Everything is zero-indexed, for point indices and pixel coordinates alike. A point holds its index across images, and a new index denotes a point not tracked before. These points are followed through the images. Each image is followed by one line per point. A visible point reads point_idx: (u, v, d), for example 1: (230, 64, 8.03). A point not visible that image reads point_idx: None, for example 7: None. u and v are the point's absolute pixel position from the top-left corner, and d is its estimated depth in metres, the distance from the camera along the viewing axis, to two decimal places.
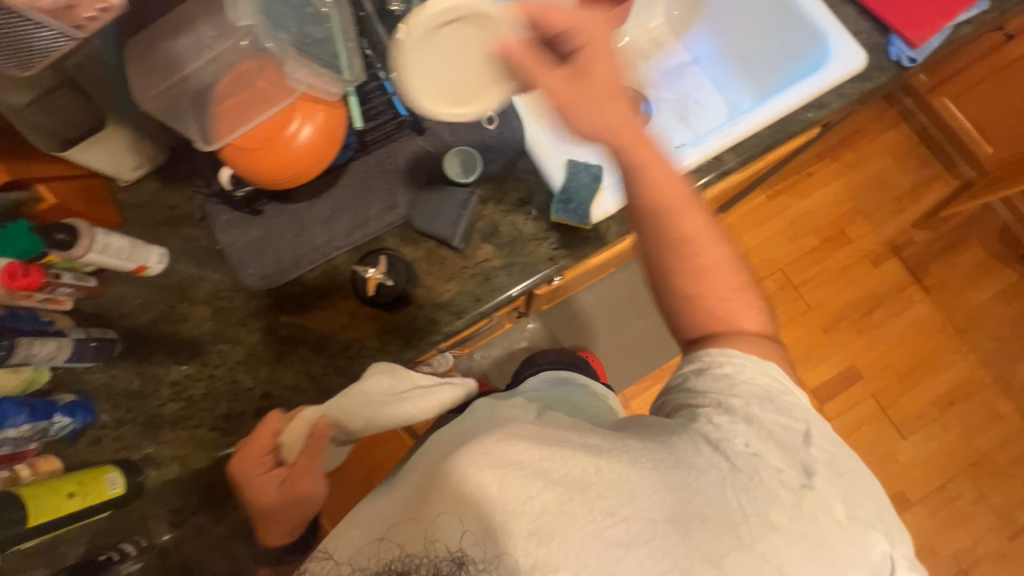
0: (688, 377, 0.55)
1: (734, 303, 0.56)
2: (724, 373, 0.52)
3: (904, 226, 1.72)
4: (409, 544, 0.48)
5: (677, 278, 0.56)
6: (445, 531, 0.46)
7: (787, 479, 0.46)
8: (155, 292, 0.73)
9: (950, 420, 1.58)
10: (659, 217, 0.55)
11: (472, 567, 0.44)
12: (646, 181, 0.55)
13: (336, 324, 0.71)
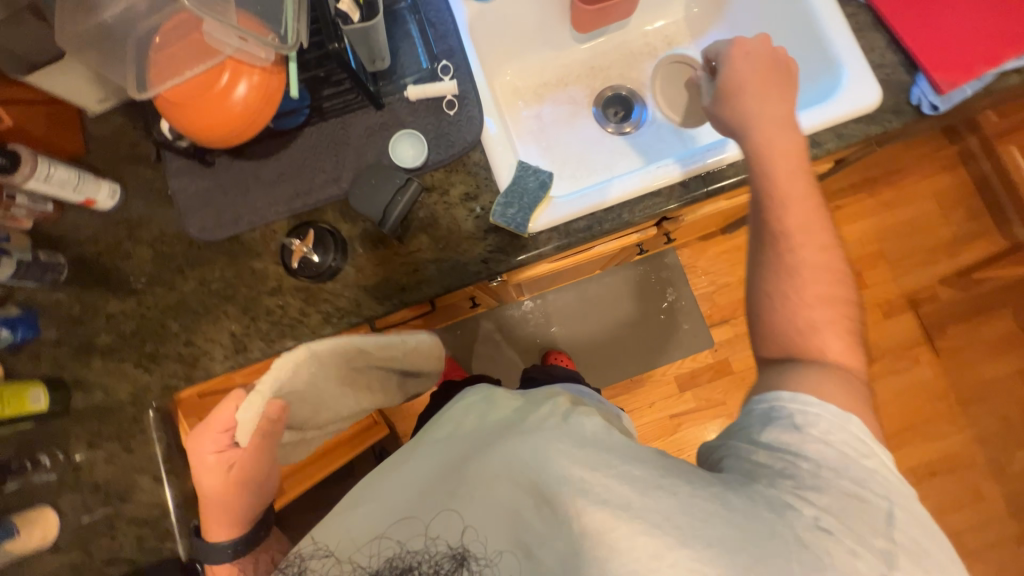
0: (754, 425, 0.55)
1: (826, 335, 0.57)
2: (797, 423, 0.52)
3: (931, 279, 1.58)
4: (409, 540, 0.49)
5: (782, 300, 0.59)
6: (445, 525, 0.49)
7: (864, 564, 0.44)
8: (107, 226, 0.76)
9: (925, 491, 1.50)
10: (793, 241, 0.59)
11: (472, 565, 0.47)
12: (786, 201, 0.60)
13: (264, 287, 0.72)
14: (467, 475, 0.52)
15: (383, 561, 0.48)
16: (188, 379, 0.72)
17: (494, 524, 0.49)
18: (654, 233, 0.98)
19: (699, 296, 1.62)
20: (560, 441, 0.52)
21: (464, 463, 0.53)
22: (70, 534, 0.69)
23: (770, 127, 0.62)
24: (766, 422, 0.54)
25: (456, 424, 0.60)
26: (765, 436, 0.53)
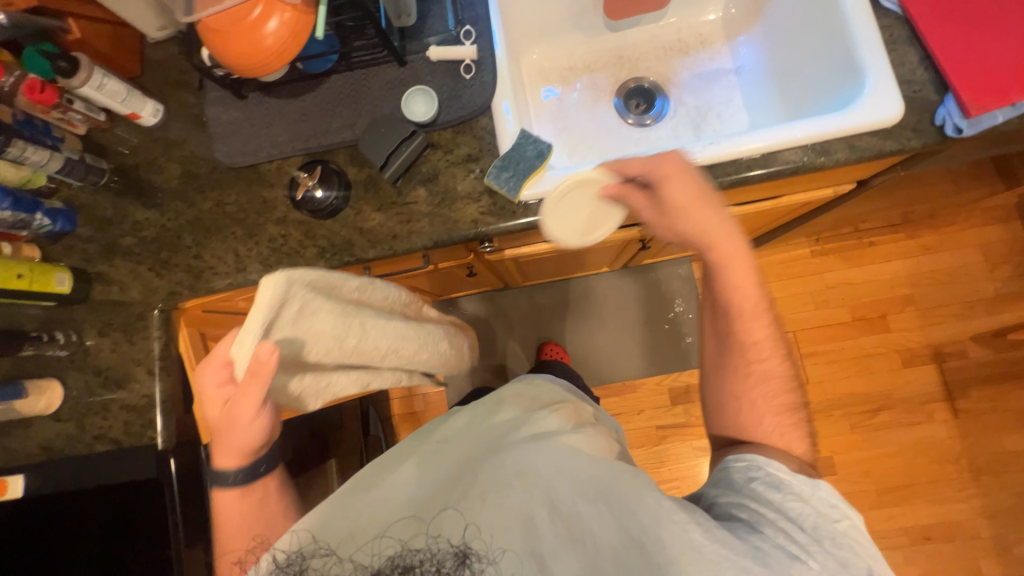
0: (738, 480, 0.60)
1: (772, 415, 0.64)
2: (779, 482, 0.57)
3: (962, 335, 1.48)
4: (411, 540, 0.56)
5: (728, 380, 0.67)
6: (449, 526, 0.57)
7: None
8: (149, 142, 0.84)
9: (917, 555, 1.40)
10: (745, 336, 0.66)
11: (472, 560, 0.54)
12: (742, 304, 0.66)
13: (272, 216, 0.78)
14: (479, 479, 0.61)
15: (384, 560, 0.55)
16: (191, 289, 0.78)
17: (501, 526, 0.56)
18: (656, 230, 0.97)
19: (707, 312, 1.59)
20: (567, 456, 0.63)
21: (473, 470, 0.62)
22: (71, 407, 0.77)
23: (732, 252, 0.65)
24: (749, 481, 0.58)
25: (460, 436, 0.69)
26: (755, 489, 0.57)
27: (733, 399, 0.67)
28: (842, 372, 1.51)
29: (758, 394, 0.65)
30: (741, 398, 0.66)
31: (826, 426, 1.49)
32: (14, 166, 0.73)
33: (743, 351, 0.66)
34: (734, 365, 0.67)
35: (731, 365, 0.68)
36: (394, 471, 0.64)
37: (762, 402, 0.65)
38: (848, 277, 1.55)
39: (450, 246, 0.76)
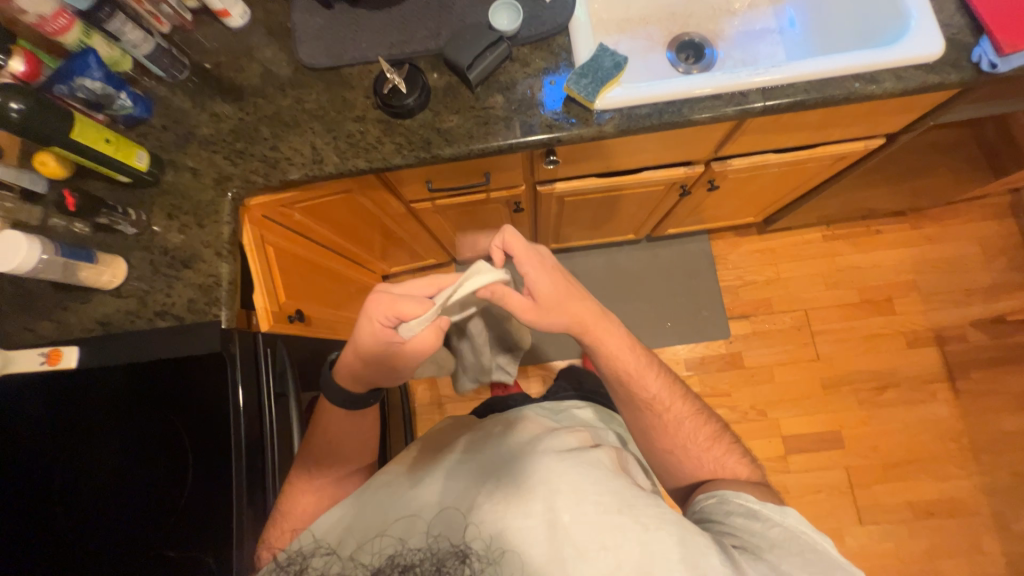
0: (711, 510, 0.68)
1: (709, 451, 0.76)
2: (742, 509, 0.66)
3: (962, 320, 1.57)
4: (410, 539, 0.62)
5: (653, 440, 0.78)
6: (453, 526, 0.62)
7: None
8: (231, 44, 0.87)
9: (919, 528, 1.44)
10: (644, 409, 0.77)
11: (472, 558, 0.59)
12: (631, 379, 0.76)
13: (351, 114, 0.81)
14: (506, 484, 0.65)
15: (386, 558, 0.60)
16: (266, 177, 0.81)
17: (514, 540, 0.59)
18: (699, 174, 1.04)
19: (724, 287, 1.65)
20: (597, 469, 0.67)
21: (483, 485, 0.66)
22: (134, 285, 0.78)
23: (610, 332, 0.75)
24: (727, 513, 0.67)
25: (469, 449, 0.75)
26: (733, 520, 0.66)
27: (672, 452, 0.77)
28: (851, 350, 1.57)
29: (686, 439, 0.77)
30: (676, 450, 0.77)
31: (835, 401, 1.54)
32: (107, 43, 0.77)
33: (650, 411, 0.77)
34: (655, 427, 0.77)
35: (653, 431, 0.78)
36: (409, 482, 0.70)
37: (693, 443, 0.77)
38: (857, 262, 1.64)
39: (523, 151, 0.80)
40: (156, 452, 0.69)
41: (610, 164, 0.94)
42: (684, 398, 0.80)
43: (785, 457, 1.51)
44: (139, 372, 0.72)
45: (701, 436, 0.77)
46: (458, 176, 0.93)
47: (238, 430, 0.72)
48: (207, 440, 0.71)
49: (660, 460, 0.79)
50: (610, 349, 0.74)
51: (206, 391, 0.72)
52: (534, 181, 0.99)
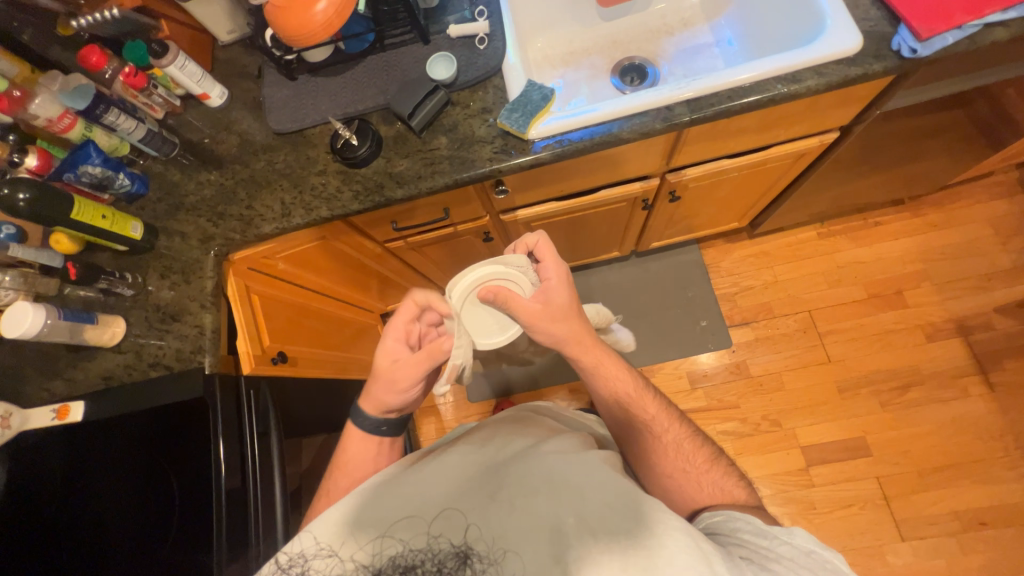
0: (716, 527, 0.61)
1: (708, 473, 0.69)
2: (748, 526, 0.58)
3: (984, 307, 1.47)
4: (410, 540, 0.54)
5: (645, 462, 0.71)
6: (452, 523, 0.54)
7: None
8: (213, 121, 0.99)
9: (972, 541, 1.29)
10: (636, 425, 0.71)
11: (474, 561, 0.52)
12: (620, 390, 0.72)
13: (314, 169, 0.90)
14: (509, 482, 0.57)
15: (387, 560, 0.53)
16: (242, 233, 0.90)
17: (518, 544, 0.52)
18: (657, 187, 1.06)
19: (720, 296, 1.61)
20: (602, 465, 0.59)
21: (489, 477, 0.58)
22: (131, 341, 0.86)
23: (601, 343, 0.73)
24: (734, 530, 0.59)
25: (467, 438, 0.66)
26: (739, 537, 0.58)
27: (670, 475, 0.69)
28: (864, 350, 1.49)
29: (683, 460, 0.70)
30: (674, 472, 0.69)
31: (854, 405, 1.44)
32: (106, 134, 0.89)
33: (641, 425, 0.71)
34: (652, 448, 0.70)
35: (648, 452, 0.70)
36: (407, 472, 0.59)
37: (692, 465, 0.69)
38: (858, 256, 1.58)
39: (469, 184, 0.86)
40: (147, 511, 0.74)
41: (565, 187, 0.99)
42: (677, 416, 0.74)
43: (807, 470, 1.40)
44: (134, 435, 0.78)
45: (699, 458, 0.70)
46: (422, 214, 0.99)
47: (218, 480, 0.75)
48: (190, 494, 0.74)
49: (657, 487, 0.70)
50: (609, 373, 0.72)
51: (189, 445, 0.77)
52: (495, 210, 1.05)
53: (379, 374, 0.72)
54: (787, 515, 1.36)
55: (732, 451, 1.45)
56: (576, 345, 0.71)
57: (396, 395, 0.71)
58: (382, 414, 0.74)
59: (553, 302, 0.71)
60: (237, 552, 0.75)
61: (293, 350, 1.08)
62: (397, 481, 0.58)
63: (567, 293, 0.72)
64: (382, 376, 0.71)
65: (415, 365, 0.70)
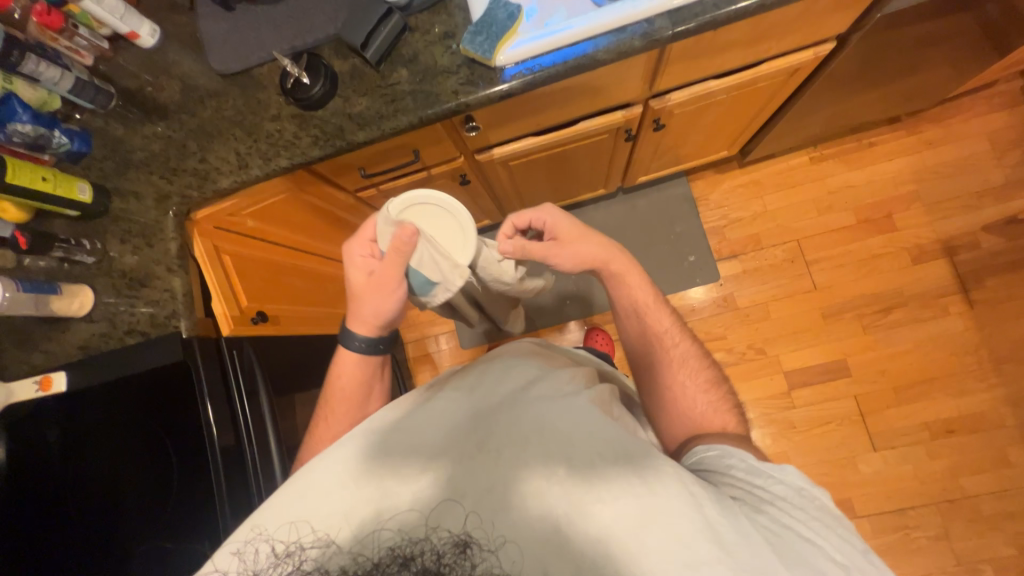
0: (708, 462, 0.58)
1: (706, 399, 0.69)
2: (741, 463, 0.56)
3: (972, 226, 1.46)
4: (402, 527, 0.46)
5: (650, 378, 0.75)
6: (449, 507, 0.47)
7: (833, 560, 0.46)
8: (148, 63, 0.90)
9: (941, 448, 1.36)
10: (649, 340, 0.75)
11: (475, 552, 0.44)
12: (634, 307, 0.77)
13: (267, 114, 0.84)
14: (497, 429, 0.53)
15: (383, 552, 0.43)
16: (199, 189, 0.85)
17: (516, 507, 0.47)
18: (639, 115, 1.00)
19: (709, 229, 1.59)
20: (592, 408, 0.56)
21: (481, 438, 0.52)
22: (103, 308, 0.83)
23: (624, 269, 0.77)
24: (728, 467, 0.56)
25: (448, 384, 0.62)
26: (732, 474, 0.55)
27: (669, 387, 0.71)
28: (850, 276, 1.49)
29: (687, 377, 0.71)
30: (674, 386, 0.71)
31: (836, 329, 1.47)
32: (30, 85, 0.79)
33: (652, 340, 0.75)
34: (659, 358, 0.74)
35: (657, 363, 0.74)
36: (389, 433, 0.54)
37: (694, 384, 0.71)
38: (850, 181, 1.54)
39: (436, 122, 0.80)
40: (152, 470, 0.79)
41: (542, 120, 0.92)
42: (689, 342, 0.76)
43: (789, 393, 1.46)
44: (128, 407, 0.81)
45: (703, 381, 0.71)
46: (390, 158, 0.93)
47: (212, 440, 0.77)
48: (192, 454, 0.78)
49: (655, 398, 0.73)
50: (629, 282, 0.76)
51: (180, 409, 0.80)
52: (469, 151, 0.99)
53: (362, 292, 0.73)
54: (768, 435, 1.44)
55: None
56: (595, 267, 0.76)
57: (387, 299, 0.71)
58: (377, 332, 0.75)
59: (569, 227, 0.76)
60: (241, 509, 0.76)
61: (274, 309, 1.06)
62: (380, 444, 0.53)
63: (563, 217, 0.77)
64: (367, 292, 0.72)
65: (391, 266, 0.68)
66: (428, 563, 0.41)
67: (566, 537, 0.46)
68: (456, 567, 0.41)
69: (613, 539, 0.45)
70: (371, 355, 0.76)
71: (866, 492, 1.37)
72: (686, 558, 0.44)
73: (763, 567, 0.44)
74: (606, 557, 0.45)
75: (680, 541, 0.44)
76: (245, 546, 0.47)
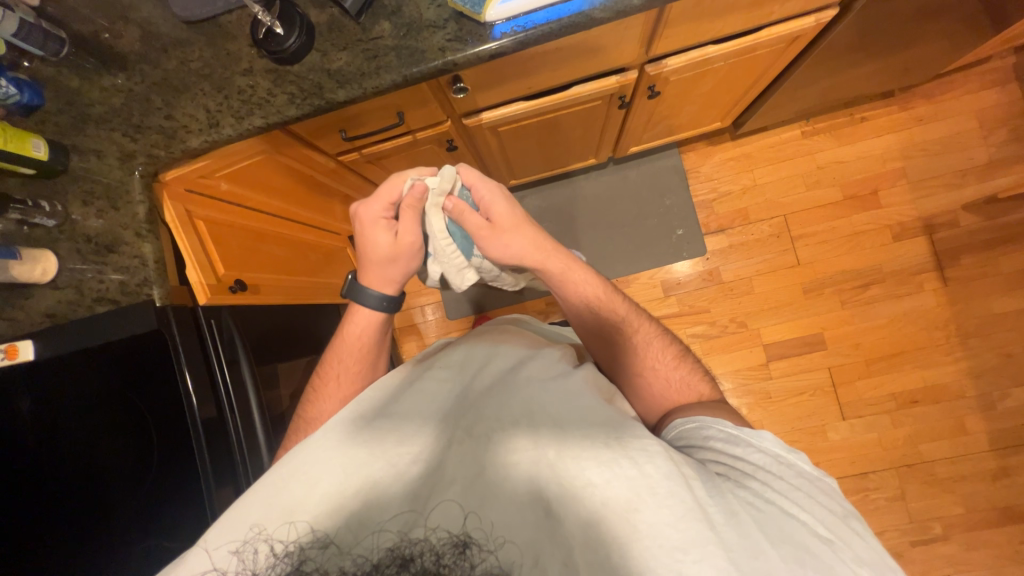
0: (690, 434, 0.60)
1: (674, 372, 0.71)
2: (719, 433, 0.59)
3: (953, 204, 1.49)
4: (397, 523, 0.45)
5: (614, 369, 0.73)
6: (445, 503, 0.47)
7: (810, 527, 0.48)
8: (103, 8, 0.84)
9: (905, 417, 1.44)
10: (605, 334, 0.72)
11: (474, 552, 0.45)
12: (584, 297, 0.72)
13: (238, 69, 0.78)
14: (485, 415, 0.53)
15: (383, 552, 0.44)
16: (167, 149, 0.80)
17: (509, 498, 0.47)
18: (635, 81, 0.96)
19: (698, 203, 1.58)
20: (580, 392, 0.56)
21: (474, 428, 0.52)
22: (69, 275, 0.78)
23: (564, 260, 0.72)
24: (708, 439, 0.58)
25: (435, 363, 0.61)
26: (711, 445, 0.58)
27: (641, 374, 0.71)
28: (833, 251, 1.52)
29: (652, 360, 0.72)
30: (645, 372, 0.71)
31: (816, 304, 1.51)
32: None
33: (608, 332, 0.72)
34: (621, 351, 0.72)
35: (620, 359, 0.72)
36: (376, 420, 0.53)
37: (661, 363, 0.72)
38: (839, 156, 1.54)
39: (421, 81, 0.75)
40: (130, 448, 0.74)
41: (533, 83, 0.88)
42: (643, 317, 0.75)
43: (767, 365, 1.50)
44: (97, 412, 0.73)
45: (667, 355, 0.72)
46: (373, 120, 0.88)
47: (194, 412, 0.76)
48: (173, 435, 0.75)
49: (628, 387, 0.72)
50: (573, 284, 0.72)
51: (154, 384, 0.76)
52: (458, 115, 0.95)
53: (384, 254, 0.71)
54: (745, 404, 1.49)
55: (700, 351, 1.52)
56: (531, 258, 0.71)
57: (415, 261, 0.72)
58: (393, 290, 0.74)
59: (500, 217, 0.70)
60: (225, 481, 0.78)
61: (256, 278, 1.03)
62: (367, 431, 0.52)
63: (513, 206, 0.71)
64: (397, 253, 0.71)
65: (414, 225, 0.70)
66: (428, 564, 0.43)
67: (558, 523, 0.46)
68: (455, 568, 0.43)
69: (606, 529, 0.45)
70: (385, 314, 0.74)
71: (832, 457, 1.44)
72: (679, 543, 0.44)
73: (751, 543, 0.45)
74: (601, 545, 0.45)
75: (674, 526, 0.45)
76: (246, 545, 0.45)
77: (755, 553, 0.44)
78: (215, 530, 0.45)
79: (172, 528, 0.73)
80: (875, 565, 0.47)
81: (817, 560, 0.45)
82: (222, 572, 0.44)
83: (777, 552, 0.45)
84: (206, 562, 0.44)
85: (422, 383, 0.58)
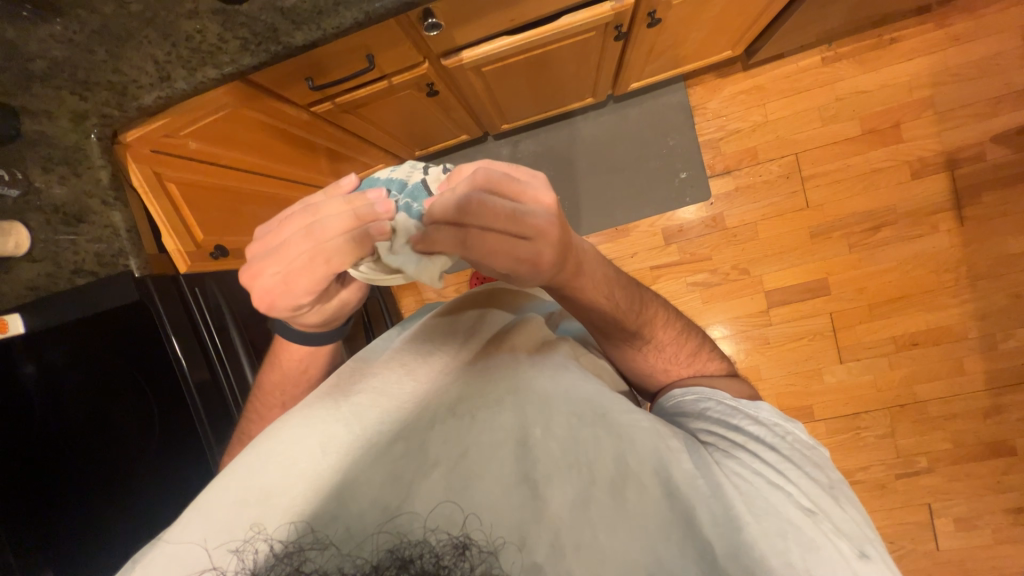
0: (688, 407, 0.64)
1: (687, 366, 0.72)
2: (709, 408, 0.62)
3: (981, 135, 1.37)
4: (380, 515, 0.42)
5: (625, 362, 0.71)
6: (433, 493, 0.43)
7: (792, 498, 0.49)
8: None
9: (904, 359, 1.43)
10: (623, 338, 0.68)
11: (475, 553, 0.40)
12: (608, 313, 0.63)
13: (182, 11, 0.69)
14: (468, 393, 0.52)
15: (383, 554, 0.38)
16: (121, 108, 0.73)
17: (494, 481, 0.45)
18: (632, 7, 0.85)
19: (704, 142, 1.48)
20: (562, 367, 0.57)
21: (458, 408, 0.51)
22: (45, 245, 0.75)
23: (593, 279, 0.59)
24: (704, 409, 0.62)
25: (414, 341, 0.61)
26: (707, 415, 0.61)
27: (653, 363, 0.71)
28: (845, 192, 1.43)
29: (668, 356, 0.71)
30: (658, 364, 0.71)
31: (824, 247, 1.45)
32: None
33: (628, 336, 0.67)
34: (637, 348, 0.69)
35: (635, 354, 0.70)
36: (358, 395, 0.52)
37: (675, 357, 0.71)
38: (861, 85, 1.41)
39: (386, 19, 0.67)
40: (134, 409, 0.78)
41: (517, 14, 0.79)
42: (665, 316, 0.71)
43: (767, 311, 1.48)
44: (93, 384, 0.78)
45: (683, 353, 0.72)
46: (341, 63, 0.80)
47: (185, 374, 0.78)
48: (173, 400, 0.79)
49: (634, 372, 0.73)
50: (598, 296, 0.61)
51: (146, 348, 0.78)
52: (435, 52, 0.85)
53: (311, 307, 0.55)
54: (742, 350, 1.48)
55: (699, 300, 1.50)
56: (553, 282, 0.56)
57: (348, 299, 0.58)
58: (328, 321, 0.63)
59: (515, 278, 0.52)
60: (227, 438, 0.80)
61: (219, 239, 1.03)
62: (346, 409, 0.51)
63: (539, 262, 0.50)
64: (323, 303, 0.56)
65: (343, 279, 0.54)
66: (428, 565, 0.37)
67: (549, 505, 0.44)
68: (456, 570, 0.38)
69: (596, 506, 0.45)
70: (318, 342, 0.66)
71: (827, 399, 1.46)
72: (663, 520, 0.46)
73: (734, 515, 0.46)
74: (590, 527, 0.44)
75: (661, 502, 0.46)
76: (246, 544, 0.42)
77: (738, 526, 0.45)
78: (191, 526, 0.44)
79: (174, 497, 0.78)
80: (857, 538, 0.48)
81: (801, 534, 0.46)
82: (221, 572, 0.41)
83: (761, 525, 0.46)
84: (206, 560, 0.41)
85: (403, 359, 0.58)
